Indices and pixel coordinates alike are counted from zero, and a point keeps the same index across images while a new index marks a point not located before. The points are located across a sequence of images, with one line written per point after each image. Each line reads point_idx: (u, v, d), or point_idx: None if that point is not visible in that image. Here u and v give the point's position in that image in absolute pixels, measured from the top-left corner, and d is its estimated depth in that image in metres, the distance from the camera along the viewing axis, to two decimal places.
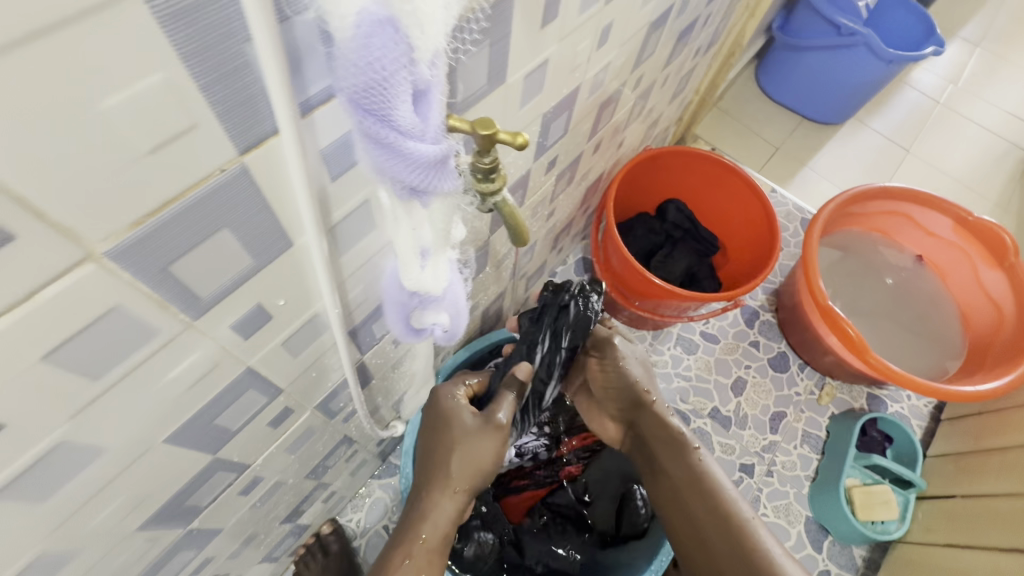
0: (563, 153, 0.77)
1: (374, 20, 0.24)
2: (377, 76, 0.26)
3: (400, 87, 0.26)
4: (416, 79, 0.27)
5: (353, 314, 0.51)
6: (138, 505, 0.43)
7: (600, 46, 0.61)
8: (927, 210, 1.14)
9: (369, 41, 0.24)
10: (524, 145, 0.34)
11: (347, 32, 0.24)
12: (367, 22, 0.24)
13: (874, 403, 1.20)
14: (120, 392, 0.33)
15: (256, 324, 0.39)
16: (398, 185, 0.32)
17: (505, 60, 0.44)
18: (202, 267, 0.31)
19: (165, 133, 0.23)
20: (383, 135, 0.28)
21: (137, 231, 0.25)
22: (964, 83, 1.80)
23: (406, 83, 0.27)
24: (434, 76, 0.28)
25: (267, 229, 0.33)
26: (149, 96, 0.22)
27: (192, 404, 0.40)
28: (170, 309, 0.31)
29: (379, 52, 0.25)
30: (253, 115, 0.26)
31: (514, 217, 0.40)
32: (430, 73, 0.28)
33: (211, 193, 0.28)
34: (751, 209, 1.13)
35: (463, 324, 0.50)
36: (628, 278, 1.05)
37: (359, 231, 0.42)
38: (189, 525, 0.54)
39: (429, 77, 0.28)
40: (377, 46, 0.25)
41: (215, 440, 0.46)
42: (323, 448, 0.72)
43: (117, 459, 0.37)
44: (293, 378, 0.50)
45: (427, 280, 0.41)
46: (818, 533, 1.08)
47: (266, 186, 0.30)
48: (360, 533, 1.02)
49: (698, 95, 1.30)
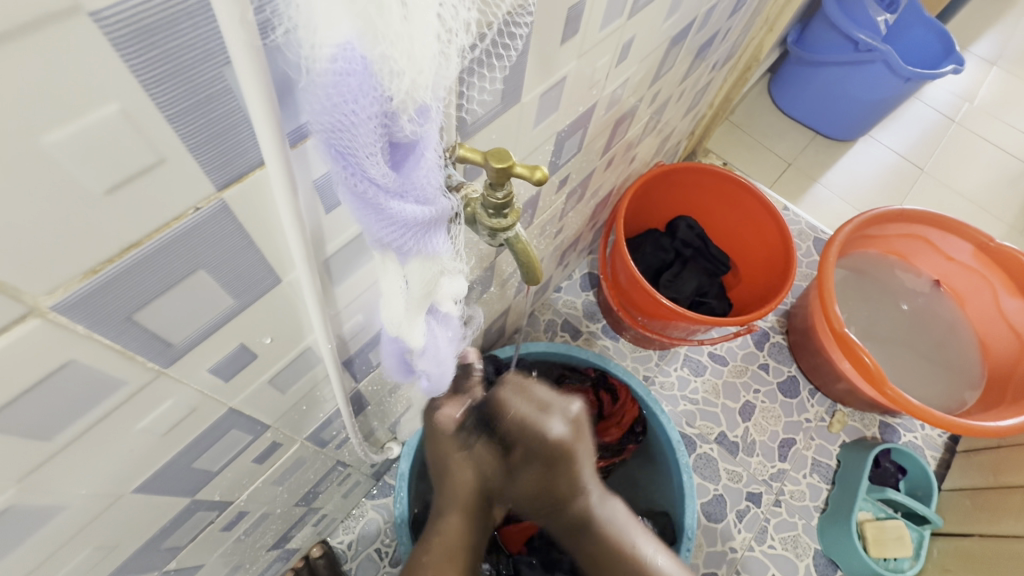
0: (575, 171, 0.73)
1: (350, 63, 0.21)
2: (348, 122, 0.22)
3: (374, 137, 0.23)
4: (396, 130, 0.25)
5: (347, 344, 0.47)
6: (107, 552, 0.40)
7: (620, 62, 0.57)
8: (946, 234, 1.11)
9: (342, 83, 0.21)
10: (543, 179, 0.31)
11: (315, 71, 0.21)
12: (342, 61, 0.21)
13: (887, 432, 1.16)
14: (82, 447, 0.29)
15: (239, 364, 0.35)
16: (371, 237, 0.29)
17: (520, 78, 0.40)
18: (173, 313, 0.27)
19: (126, 170, 0.20)
20: (354, 185, 0.25)
21: (91, 281, 0.22)
22: (980, 103, 1.76)
23: (380, 134, 0.24)
24: (418, 130, 0.26)
25: (251, 267, 0.29)
26: (105, 127, 0.18)
27: (167, 451, 0.36)
28: (137, 359, 0.27)
29: (352, 97, 0.22)
30: (235, 148, 0.23)
31: (527, 254, 0.37)
32: (414, 126, 0.25)
33: (186, 233, 0.24)
34: (765, 228, 1.09)
35: (448, 373, 0.46)
36: (637, 296, 1.01)
37: (357, 260, 0.38)
38: (166, 564, 0.50)
39: (412, 131, 0.25)
40: (350, 91, 0.21)
41: (194, 482, 0.42)
42: (313, 476, 0.68)
43: (81, 513, 0.34)
44: (281, 413, 0.46)
45: (406, 330, 0.36)
46: (828, 567, 1.03)
47: (251, 220, 0.27)
48: (351, 556, 0.97)
49: (712, 109, 1.27)
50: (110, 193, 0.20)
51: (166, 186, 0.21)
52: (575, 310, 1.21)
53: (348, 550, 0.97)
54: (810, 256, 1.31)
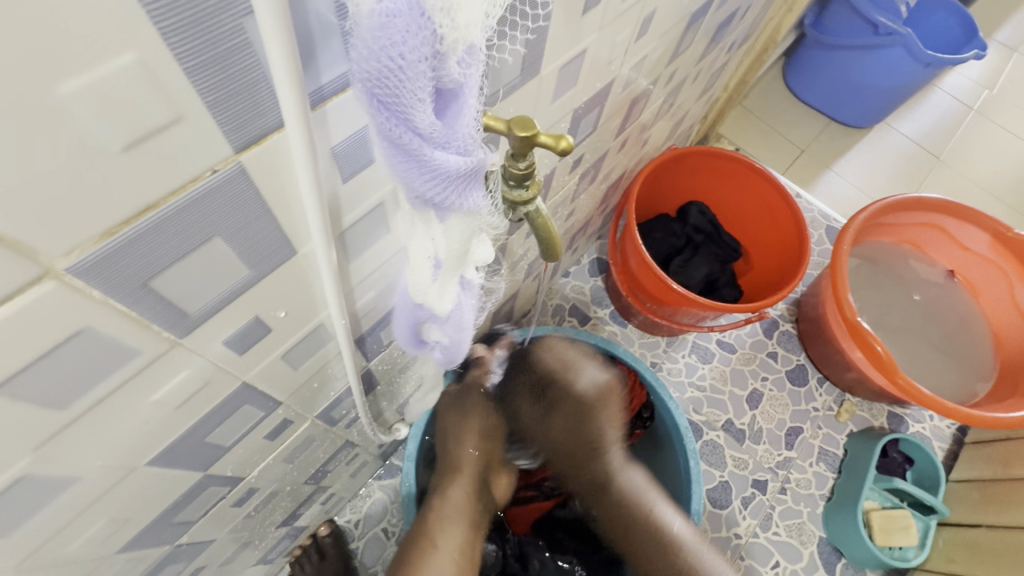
0: (589, 152, 0.72)
1: (398, 0, 0.20)
2: (394, 67, 0.21)
3: (421, 83, 0.22)
4: (442, 75, 0.23)
5: (360, 322, 0.47)
6: (122, 524, 0.40)
7: (639, 38, 0.56)
8: (963, 223, 1.08)
9: (390, 24, 0.20)
10: (568, 150, 0.30)
11: (364, 12, 0.20)
12: (390, 0, 0.20)
13: (895, 422, 1.15)
14: (96, 419, 0.29)
15: (253, 338, 0.35)
16: (411, 193, 0.28)
17: (541, 50, 0.39)
18: (188, 281, 0.26)
19: (142, 126, 0.19)
20: (399, 137, 0.24)
21: (104, 244, 0.21)
22: (1000, 90, 1.72)
23: (428, 79, 0.23)
24: (465, 74, 0.24)
25: (266, 237, 0.28)
26: (121, 79, 0.17)
27: (181, 424, 0.36)
28: (152, 328, 0.27)
29: (401, 38, 0.21)
30: (255, 107, 0.22)
31: (547, 230, 0.36)
32: (461, 70, 0.24)
33: (204, 196, 0.23)
34: (778, 214, 1.07)
35: (466, 346, 0.47)
36: (644, 280, 1.00)
37: (372, 235, 0.38)
38: (178, 540, 0.51)
39: (460, 75, 0.24)
40: (399, 31, 0.21)
41: (207, 457, 0.42)
42: (323, 455, 0.68)
43: (96, 486, 0.34)
44: (293, 390, 0.46)
45: (433, 297, 0.37)
46: (832, 555, 1.03)
47: (268, 187, 0.26)
48: (358, 535, 0.98)
49: (726, 92, 1.24)
50: (125, 151, 0.19)
51: (182, 145, 0.21)
52: (583, 296, 1.20)
53: (356, 529, 0.98)
54: (822, 244, 1.29)
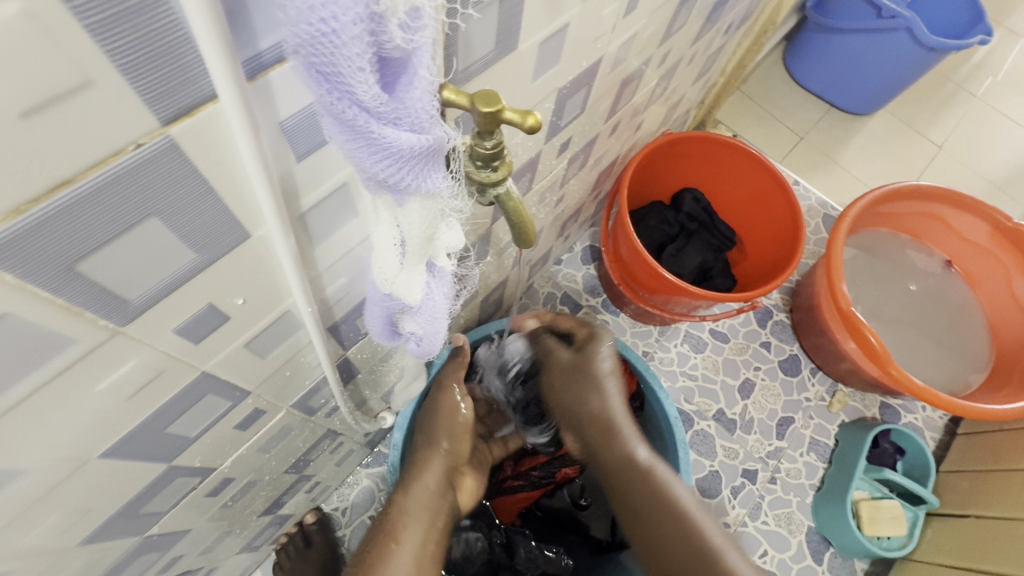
0: (577, 135, 0.69)
1: None
2: (326, 31, 0.19)
3: (358, 50, 0.20)
4: (383, 40, 0.21)
5: (332, 310, 0.45)
6: (80, 517, 0.39)
7: (628, 14, 0.53)
8: (961, 212, 1.06)
9: None
10: (535, 127, 0.28)
11: None
12: None
13: (887, 413, 1.14)
14: (36, 410, 0.27)
15: (209, 326, 0.33)
16: (365, 175, 0.26)
17: (517, 22, 0.37)
18: (125, 263, 0.25)
19: (43, 91, 0.17)
20: (341, 112, 0.23)
21: (14, 224, 0.19)
22: (1003, 76, 1.69)
23: (366, 44, 0.21)
24: (412, 41, 0.22)
25: (213, 219, 0.27)
26: (9, 33, 0.15)
27: (136, 414, 0.34)
28: (86, 315, 0.25)
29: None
30: (178, 74, 0.20)
31: (519, 214, 0.34)
32: (406, 35, 0.22)
33: (133, 171, 0.21)
34: (774, 202, 1.05)
35: (440, 338, 0.46)
36: (636, 269, 0.98)
37: (337, 218, 0.36)
38: (147, 531, 0.50)
39: (405, 41, 0.22)
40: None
41: (170, 448, 0.41)
42: (303, 444, 0.67)
43: (43, 479, 0.32)
44: (262, 379, 0.45)
45: (401, 286, 0.36)
46: (820, 544, 1.03)
47: (210, 163, 0.24)
48: (345, 523, 0.97)
49: (724, 76, 1.21)
50: (22, 118, 0.17)
51: (97, 115, 0.19)
52: (574, 284, 1.19)
53: (343, 516, 0.98)
54: (819, 233, 1.27)
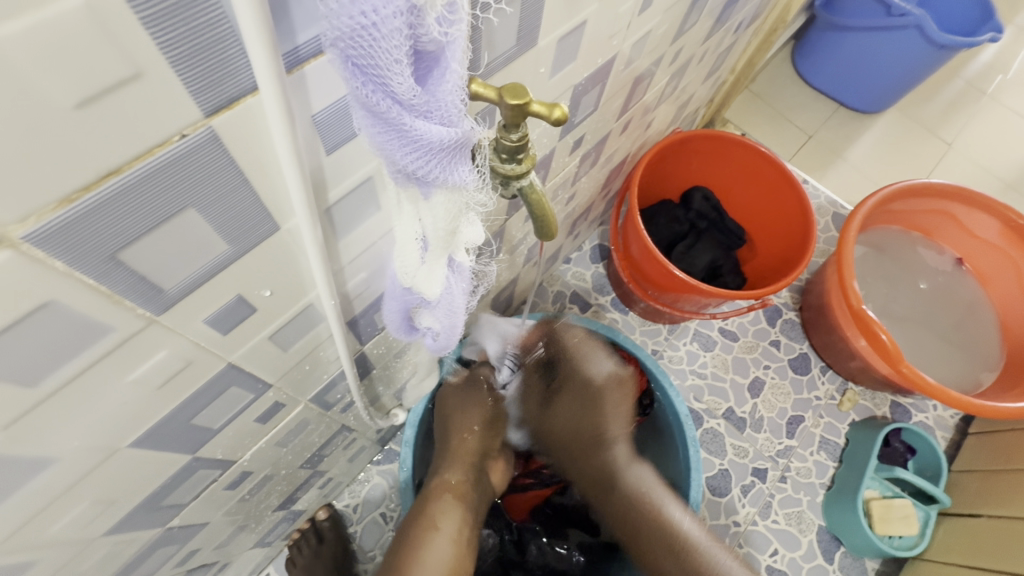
0: (590, 132, 0.70)
1: None
2: (367, 23, 0.20)
3: (396, 43, 0.21)
4: (419, 33, 0.22)
5: (351, 304, 0.46)
6: (106, 506, 0.39)
7: (642, 11, 0.53)
8: (972, 210, 1.06)
9: None
10: (562, 119, 0.28)
11: None
12: None
13: (898, 412, 1.14)
14: (72, 397, 0.28)
15: (237, 318, 0.34)
16: (393, 167, 0.27)
17: (537, 19, 0.37)
18: (162, 253, 0.25)
19: (98, 81, 0.18)
20: (375, 104, 0.23)
21: (64, 212, 0.20)
22: (1014, 74, 1.68)
23: (404, 38, 0.21)
24: (446, 34, 0.23)
25: (246, 210, 0.27)
26: (70, 25, 0.16)
27: (164, 404, 0.35)
28: (124, 303, 0.26)
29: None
30: (223, 66, 0.20)
31: (542, 206, 0.34)
32: (441, 28, 0.22)
33: (175, 162, 0.22)
34: (784, 200, 1.05)
35: (458, 333, 0.46)
36: (646, 267, 0.98)
37: (361, 212, 0.36)
38: (168, 523, 0.50)
39: (441, 34, 0.23)
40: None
41: (193, 440, 0.42)
42: (318, 439, 0.68)
43: (73, 468, 0.33)
44: (283, 373, 0.45)
45: (421, 281, 0.36)
46: (830, 544, 1.03)
47: (246, 155, 0.24)
48: (356, 519, 0.98)
49: (733, 74, 1.21)
50: (77, 108, 0.18)
51: (145, 106, 0.19)
52: (583, 282, 1.19)
53: (354, 513, 0.98)
54: (829, 231, 1.27)
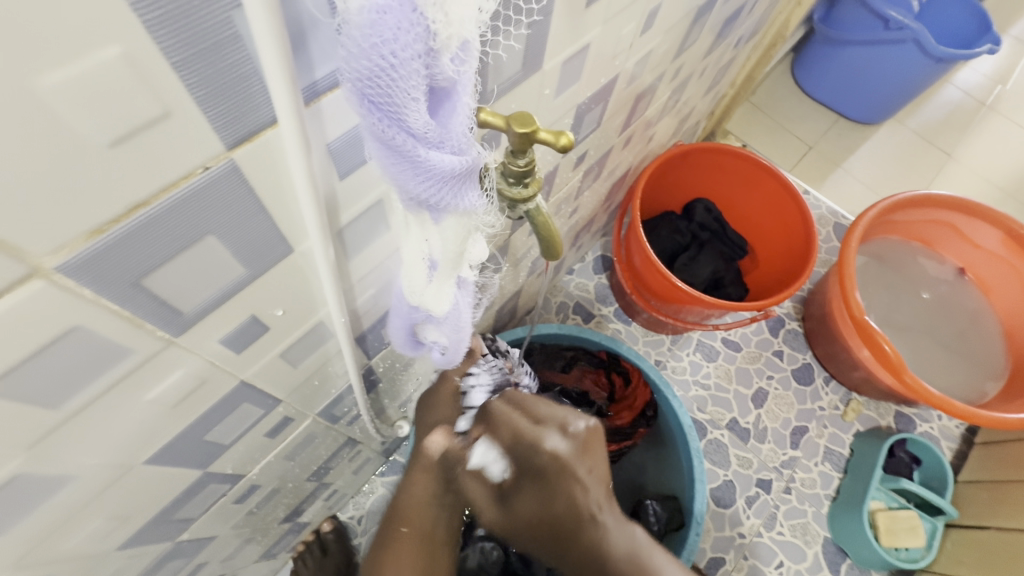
0: (593, 148, 0.71)
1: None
2: (385, 65, 0.21)
3: (413, 81, 0.22)
4: (434, 72, 0.23)
5: (360, 320, 0.46)
6: (120, 522, 0.40)
7: (644, 32, 0.55)
8: (974, 221, 1.06)
9: (382, 20, 0.20)
10: (567, 147, 0.29)
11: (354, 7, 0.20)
12: None
13: (902, 422, 1.14)
14: (92, 417, 0.29)
15: (250, 337, 0.35)
16: (405, 195, 0.28)
17: (543, 45, 0.38)
18: (182, 278, 0.26)
19: (130, 121, 0.19)
20: (391, 138, 0.24)
21: (94, 242, 0.21)
22: (1013, 85, 1.69)
23: (421, 77, 0.22)
24: (459, 72, 0.24)
25: (262, 235, 0.28)
26: (107, 71, 0.17)
27: (179, 421, 0.35)
28: (145, 327, 0.26)
29: (393, 34, 0.20)
30: (246, 103, 0.21)
31: (548, 227, 0.35)
32: (455, 67, 0.23)
33: (198, 193, 0.23)
34: (786, 211, 1.06)
35: (463, 346, 0.47)
36: (648, 278, 0.99)
37: (372, 233, 0.37)
38: (178, 537, 0.51)
39: (454, 72, 0.24)
40: (390, 29, 0.20)
41: (205, 455, 0.42)
42: (324, 452, 0.68)
43: (92, 484, 0.34)
44: (292, 388, 0.46)
45: (429, 299, 0.37)
46: (836, 555, 1.02)
47: (263, 183, 0.25)
48: (361, 531, 0.98)
49: (734, 87, 1.22)
50: (111, 147, 0.19)
51: (171, 143, 0.20)
52: (587, 293, 1.20)
53: (358, 525, 0.98)
54: (830, 242, 1.27)
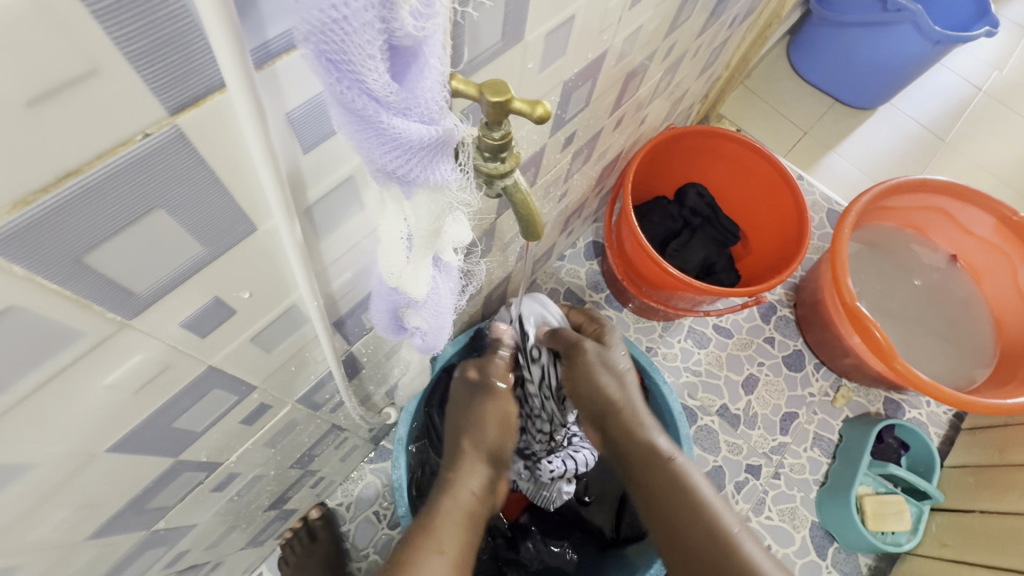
0: (582, 129, 0.69)
1: None
2: (337, 19, 0.19)
3: (369, 36, 0.20)
4: (393, 28, 0.21)
5: (337, 304, 0.45)
6: (87, 512, 0.39)
7: (634, 6, 0.53)
8: (967, 206, 1.05)
9: None
10: (545, 116, 0.28)
11: None
12: None
13: (891, 408, 1.14)
14: (42, 403, 0.27)
15: (216, 320, 0.33)
16: (372, 165, 0.26)
17: (523, 15, 0.36)
18: (131, 256, 0.24)
19: (51, 79, 0.17)
20: (353, 101, 0.22)
21: (21, 214, 0.19)
22: (1010, 70, 1.67)
23: (377, 32, 0.20)
24: (423, 28, 0.22)
25: (221, 211, 0.26)
26: (13, 17, 0.15)
27: (144, 407, 0.34)
28: (93, 308, 0.25)
29: None
30: (189, 62, 0.20)
31: (527, 205, 0.34)
32: (417, 23, 0.22)
33: (139, 162, 0.21)
34: (779, 197, 1.05)
35: (447, 331, 0.46)
36: (639, 263, 0.98)
37: (343, 211, 0.35)
38: (155, 526, 0.50)
39: (416, 28, 0.22)
40: None
41: (177, 443, 0.41)
42: (307, 439, 0.67)
43: (53, 472, 0.32)
44: (268, 374, 0.44)
45: (407, 280, 0.35)
46: (824, 539, 1.03)
47: (214, 153, 0.23)
48: (349, 518, 0.98)
49: (728, 70, 1.20)
50: (29, 107, 0.17)
51: (102, 105, 0.19)
52: (578, 280, 1.18)
53: (347, 511, 0.98)
54: (823, 228, 1.26)
